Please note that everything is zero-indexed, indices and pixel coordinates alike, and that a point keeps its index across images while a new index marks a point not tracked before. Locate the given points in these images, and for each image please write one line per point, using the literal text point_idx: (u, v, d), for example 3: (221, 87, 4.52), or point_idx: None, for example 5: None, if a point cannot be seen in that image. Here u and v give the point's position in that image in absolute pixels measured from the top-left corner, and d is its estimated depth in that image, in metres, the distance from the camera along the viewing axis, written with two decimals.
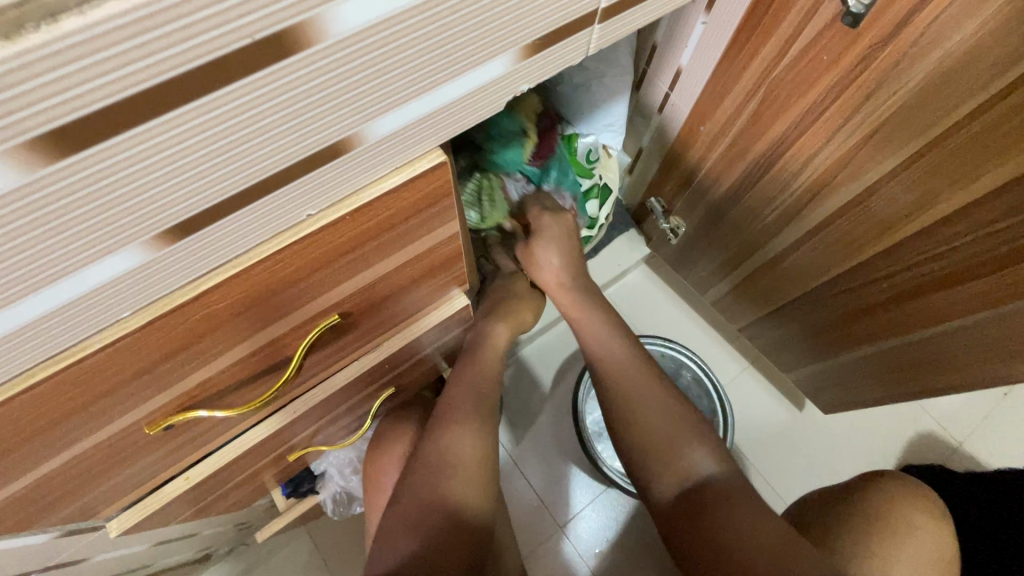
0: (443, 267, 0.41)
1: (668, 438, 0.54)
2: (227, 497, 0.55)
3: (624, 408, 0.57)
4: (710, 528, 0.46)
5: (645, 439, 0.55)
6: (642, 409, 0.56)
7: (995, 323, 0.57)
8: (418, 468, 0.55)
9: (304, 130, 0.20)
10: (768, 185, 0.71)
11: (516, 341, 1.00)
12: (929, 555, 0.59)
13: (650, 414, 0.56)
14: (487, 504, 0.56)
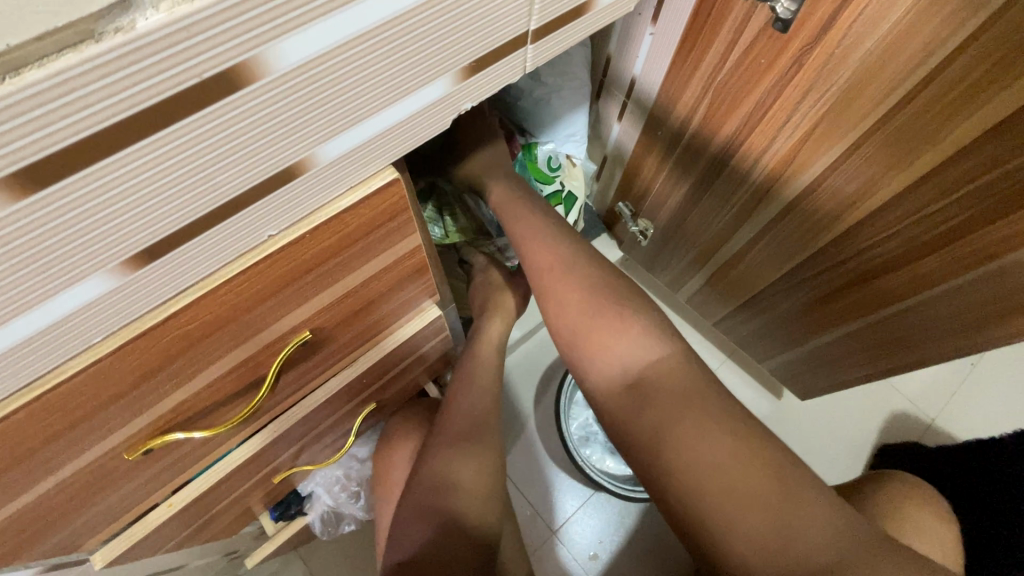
0: (411, 280, 0.43)
1: (600, 328, 0.52)
2: (213, 524, 0.55)
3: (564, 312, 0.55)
4: (660, 430, 0.44)
5: (586, 337, 0.53)
6: (577, 298, 0.55)
7: (947, 297, 0.61)
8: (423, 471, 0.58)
9: (257, 156, 0.22)
10: (725, 183, 0.74)
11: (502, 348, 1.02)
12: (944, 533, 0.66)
13: (589, 308, 0.54)
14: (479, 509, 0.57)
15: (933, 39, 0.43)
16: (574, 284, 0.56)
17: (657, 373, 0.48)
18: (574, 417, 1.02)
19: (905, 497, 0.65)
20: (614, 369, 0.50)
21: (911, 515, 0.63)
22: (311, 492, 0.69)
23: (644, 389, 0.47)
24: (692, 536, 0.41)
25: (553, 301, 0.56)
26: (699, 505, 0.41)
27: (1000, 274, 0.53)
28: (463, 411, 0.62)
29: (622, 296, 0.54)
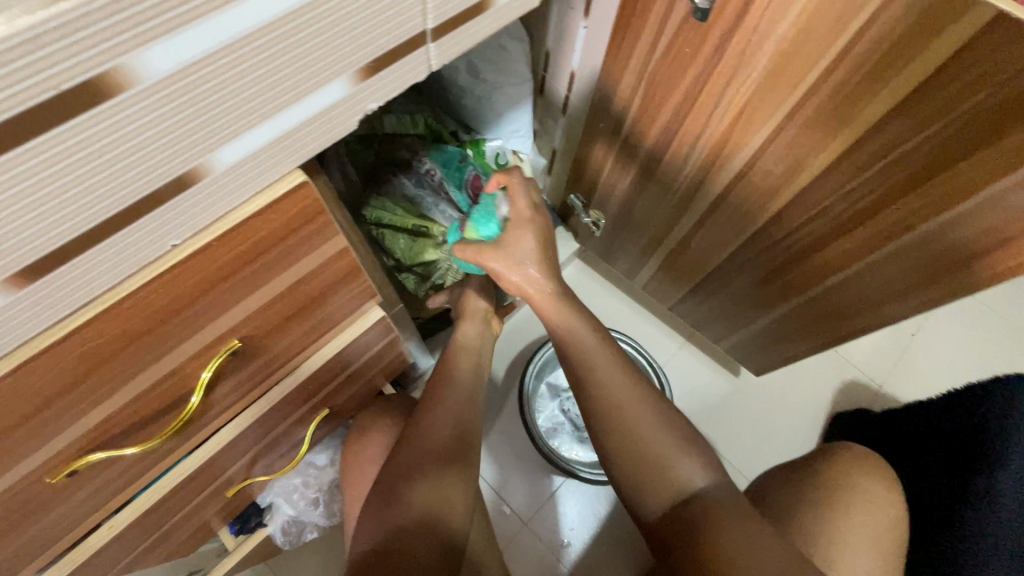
0: (345, 282, 0.43)
1: (659, 454, 0.54)
2: (165, 542, 0.54)
3: (618, 435, 0.56)
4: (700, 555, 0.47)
5: (636, 458, 0.54)
6: (634, 426, 0.55)
7: (878, 267, 0.64)
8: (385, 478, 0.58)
9: (141, 166, 0.22)
10: (666, 170, 0.76)
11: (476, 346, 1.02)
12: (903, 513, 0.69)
13: (642, 432, 0.55)
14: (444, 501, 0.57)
15: (836, 24, 0.45)
16: (632, 412, 0.56)
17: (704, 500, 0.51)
18: (541, 408, 1.04)
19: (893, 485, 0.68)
20: (670, 490, 0.53)
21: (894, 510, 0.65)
22: (272, 503, 0.67)
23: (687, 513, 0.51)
24: None
25: (608, 426, 0.56)
26: None
27: (925, 238, 0.56)
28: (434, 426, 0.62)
29: (672, 422, 0.56)
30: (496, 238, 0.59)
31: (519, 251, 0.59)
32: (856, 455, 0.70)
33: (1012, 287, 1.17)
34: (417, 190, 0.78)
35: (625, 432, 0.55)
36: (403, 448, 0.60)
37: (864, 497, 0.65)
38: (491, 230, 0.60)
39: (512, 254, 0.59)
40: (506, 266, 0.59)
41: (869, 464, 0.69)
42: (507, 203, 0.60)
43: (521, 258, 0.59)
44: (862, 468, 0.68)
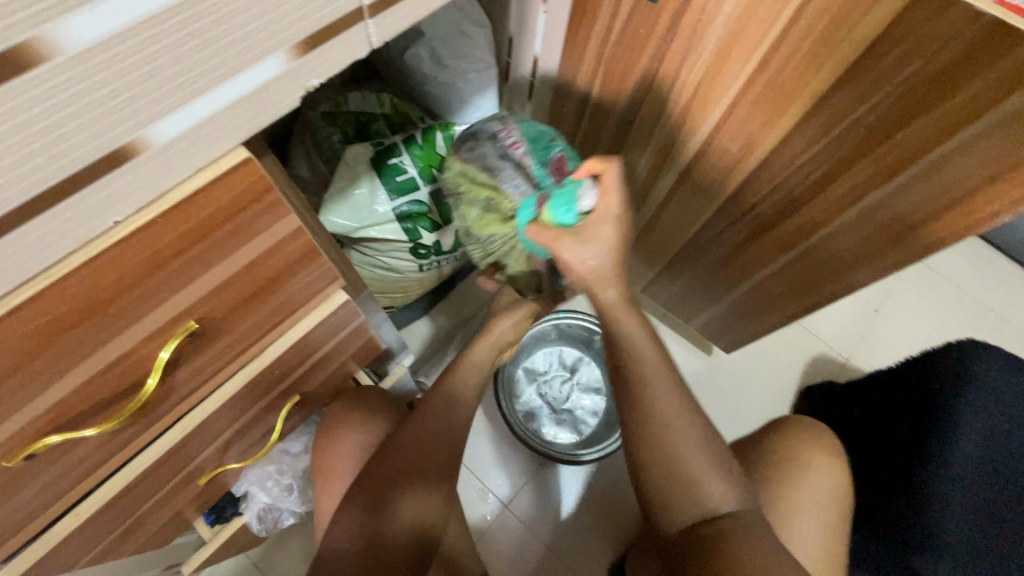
0: (304, 263, 0.43)
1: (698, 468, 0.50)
2: (137, 531, 0.54)
3: (654, 452, 0.51)
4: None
5: (670, 476, 0.50)
6: (682, 451, 0.50)
7: (833, 237, 0.66)
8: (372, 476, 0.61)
9: (72, 140, 0.22)
10: (630, 151, 0.78)
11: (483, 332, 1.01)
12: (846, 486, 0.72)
13: (684, 451, 0.50)
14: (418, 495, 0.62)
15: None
16: (677, 431, 0.51)
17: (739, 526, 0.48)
18: (519, 394, 1.05)
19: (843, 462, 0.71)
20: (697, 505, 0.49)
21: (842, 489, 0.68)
22: (246, 491, 0.67)
23: (710, 535, 0.48)
24: None
25: (646, 428, 0.51)
26: None
27: (873, 208, 0.58)
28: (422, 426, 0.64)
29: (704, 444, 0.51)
30: (573, 228, 0.53)
31: (599, 251, 0.53)
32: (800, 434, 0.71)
33: (970, 258, 1.20)
34: (499, 160, 0.62)
35: (661, 438, 0.51)
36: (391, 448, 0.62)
37: (799, 473, 0.66)
38: (570, 218, 0.54)
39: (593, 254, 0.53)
40: (575, 250, 0.53)
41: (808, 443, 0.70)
42: (593, 196, 0.54)
43: (597, 261, 0.54)
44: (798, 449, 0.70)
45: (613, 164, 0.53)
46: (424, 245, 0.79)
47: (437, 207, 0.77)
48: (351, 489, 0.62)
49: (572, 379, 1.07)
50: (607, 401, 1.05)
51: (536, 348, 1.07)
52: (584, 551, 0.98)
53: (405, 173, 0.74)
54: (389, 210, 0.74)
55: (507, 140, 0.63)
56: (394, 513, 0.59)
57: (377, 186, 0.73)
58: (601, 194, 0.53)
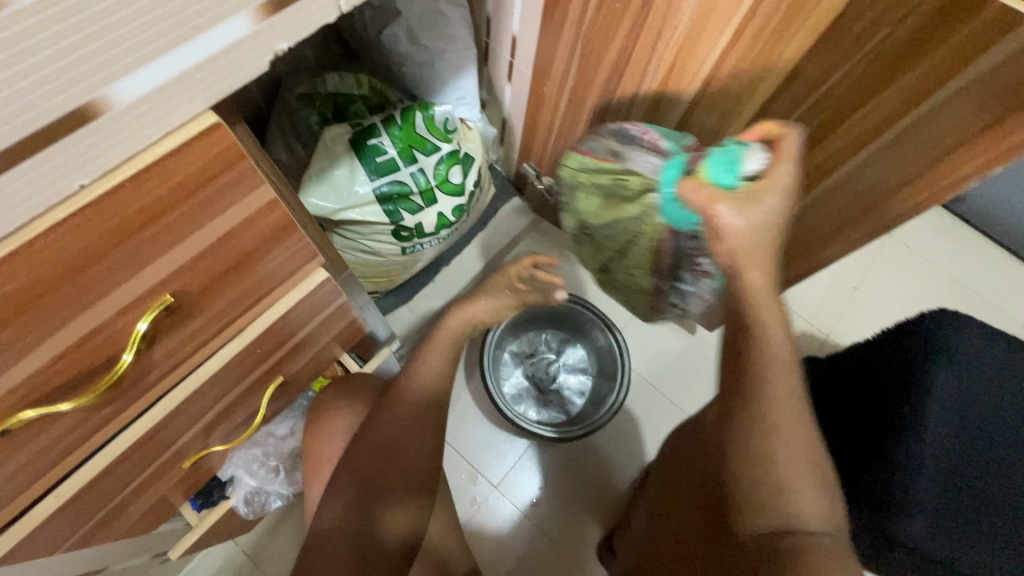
0: (280, 239, 0.43)
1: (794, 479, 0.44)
2: (120, 516, 0.54)
3: (751, 443, 0.45)
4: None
5: (763, 475, 0.45)
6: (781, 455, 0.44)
7: (811, 208, 0.67)
8: (356, 457, 0.62)
9: (28, 98, 0.22)
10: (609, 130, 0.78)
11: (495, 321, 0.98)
12: None
13: (784, 457, 0.44)
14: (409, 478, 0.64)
15: None
16: (784, 436, 0.45)
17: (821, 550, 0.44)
18: (506, 376, 1.06)
19: None
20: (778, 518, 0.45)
21: None
22: (232, 475, 0.67)
23: (789, 547, 0.44)
24: None
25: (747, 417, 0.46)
26: None
27: (849, 176, 0.59)
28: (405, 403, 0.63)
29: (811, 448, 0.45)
30: (735, 189, 0.46)
31: (762, 218, 0.45)
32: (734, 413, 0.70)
33: (944, 234, 1.23)
34: (624, 146, 0.66)
35: (768, 438, 0.45)
36: (368, 429, 0.63)
37: None
38: (729, 180, 0.47)
39: (753, 224, 0.45)
40: (731, 210, 0.45)
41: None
42: (762, 161, 0.47)
43: (756, 235, 0.45)
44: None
45: (794, 130, 0.47)
46: (406, 227, 0.79)
47: (418, 187, 0.77)
48: (337, 471, 0.63)
49: (556, 361, 1.08)
50: (593, 380, 1.06)
51: (522, 331, 1.08)
52: (571, 531, 1.00)
53: (384, 153, 0.74)
54: (369, 191, 0.74)
55: (637, 130, 0.67)
56: (381, 527, 0.61)
57: (356, 167, 0.73)
58: (773, 160, 0.46)
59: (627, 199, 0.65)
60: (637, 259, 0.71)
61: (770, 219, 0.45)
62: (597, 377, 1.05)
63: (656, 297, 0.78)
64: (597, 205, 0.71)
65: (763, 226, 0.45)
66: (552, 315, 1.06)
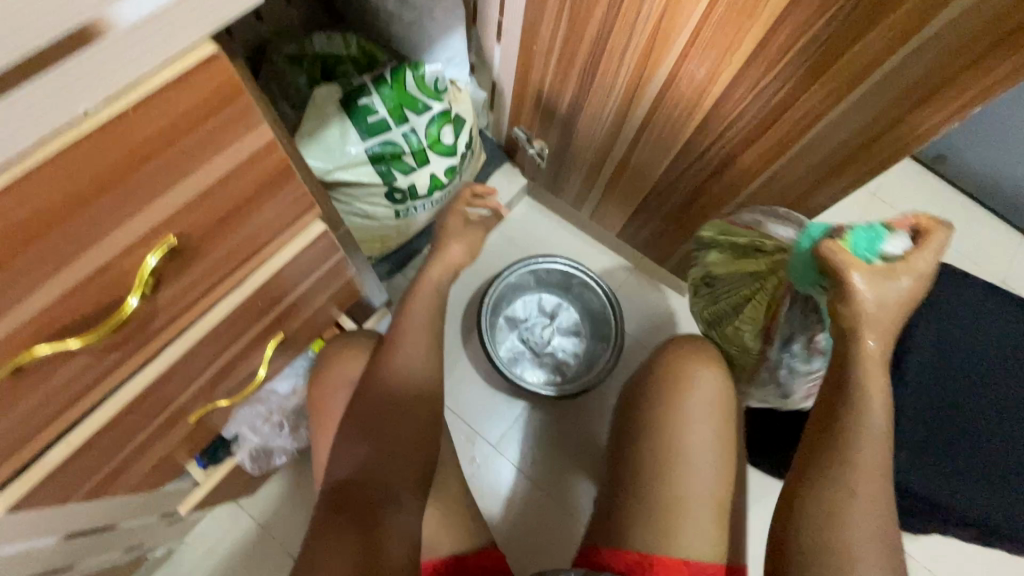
0: (277, 185, 0.43)
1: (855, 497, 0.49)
2: (128, 469, 0.55)
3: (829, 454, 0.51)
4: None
5: (828, 483, 0.50)
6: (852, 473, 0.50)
7: (799, 158, 0.68)
8: (360, 408, 0.62)
9: (35, 13, 0.22)
10: (599, 89, 0.78)
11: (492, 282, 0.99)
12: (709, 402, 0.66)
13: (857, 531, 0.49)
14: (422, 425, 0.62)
15: None
16: (862, 458, 0.50)
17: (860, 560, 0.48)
18: (502, 341, 1.08)
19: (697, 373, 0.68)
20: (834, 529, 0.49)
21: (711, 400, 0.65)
22: (236, 434, 0.68)
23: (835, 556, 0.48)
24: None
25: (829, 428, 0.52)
26: None
27: (837, 123, 0.60)
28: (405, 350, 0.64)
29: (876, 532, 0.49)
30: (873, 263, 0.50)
31: (897, 298, 0.49)
32: (673, 370, 0.66)
33: (925, 193, 1.25)
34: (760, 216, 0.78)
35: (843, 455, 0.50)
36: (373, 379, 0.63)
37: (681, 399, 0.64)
38: (869, 254, 0.51)
39: (886, 304, 0.50)
40: (867, 284, 0.49)
41: (688, 381, 0.65)
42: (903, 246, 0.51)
43: (882, 308, 0.50)
44: (674, 392, 0.65)
45: (943, 227, 0.51)
46: (400, 189, 0.79)
47: (410, 147, 0.77)
48: (343, 425, 0.63)
49: (551, 324, 1.09)
50: (587, 342, 1.08)
51: (516, 295, 1.09)
52: (561, 480, 1.02)
53: (375, 113, 0.74)
54: (362, 151, 0.74)
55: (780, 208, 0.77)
56: (395, 514, 0.56)
57: (348, 128, 0.73)
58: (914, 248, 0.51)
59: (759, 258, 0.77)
60: (749, 322, 0.81)
61: (898, 299, 0.50)
62: (590, 339, 1.07)
63: (754, 370, 0.83)
64: (722, 259, 0.84)
65: (892, 303, 0.50)
66: (546, 279, 1.08)
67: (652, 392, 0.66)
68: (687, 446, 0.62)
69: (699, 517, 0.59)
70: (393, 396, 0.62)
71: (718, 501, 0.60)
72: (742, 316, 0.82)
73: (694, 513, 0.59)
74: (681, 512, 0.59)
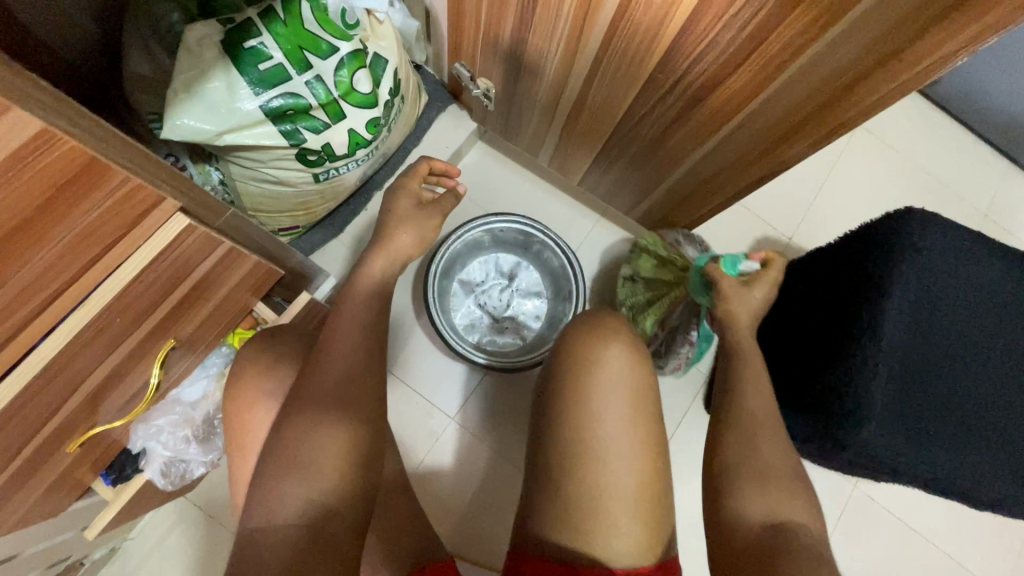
0: (86, 185, 0.33)
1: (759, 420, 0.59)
2: (3, 508, 0.48)
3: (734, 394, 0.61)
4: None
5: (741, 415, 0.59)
6: (746, 397, 0.60)
7: (768, 105, 0.57)
8: (278, 435, 0.52)
9: None
10: (543, 18, 0.64)
11: (440, 245, 0.89)
12: (618, 379, 0.58)
13: (764, 451, 0.56)
14: (370, 444, 0.55)
15: None
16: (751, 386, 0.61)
17: (757, 470, 0.55)
18: (457, 307, 0.99)
19: (603, 333, 0.60)
20: (739, 452, 0.57)
21: (631, 379, 0.58)
22: (145, 448, 0.61)
23: (736, 464, 0.56)
24: (720, 522, 0.55)
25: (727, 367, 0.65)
26: (732, 512, 0.54)
27: (818, 61, 0.49)
28: (338, 365, 0.56)
29: (782, 453, 0.57)
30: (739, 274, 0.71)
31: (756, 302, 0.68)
32: (581, 355, 0.59)
33: (911, 120, 1.15)
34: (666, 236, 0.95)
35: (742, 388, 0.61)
36: (304, 381, 0.54)
37: (590, 379, 0.58)
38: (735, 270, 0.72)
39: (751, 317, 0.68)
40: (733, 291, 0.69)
41: (600, 365, 0.58)
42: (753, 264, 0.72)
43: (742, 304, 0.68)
44: (579, 377, 0.58)
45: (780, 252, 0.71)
46: (312, 150, 0.67)
47: (317, 100, 0.64)
48: (261, 464, 0.52)
49: (509, 286, 1.01)
50: (548, 304, 1.00)
51: (471, 257, 1.00)
52: (513, 447, 0.97)
53: (268, 59, 0.60)
54: (256, 108, 0.61)
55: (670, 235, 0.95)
56: (324, 490, 0.50)
57: (234, 78, 0.59)
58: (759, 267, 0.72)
59: (665, 267, 0.92)
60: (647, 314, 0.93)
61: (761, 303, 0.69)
62: (552, 301, 1.00)
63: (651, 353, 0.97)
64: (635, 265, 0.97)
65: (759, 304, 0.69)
66: (502, 238, 0.99)
67: (565, 380, 0.59)
68: (601, 438, 0.56)
69: (619, 514, 0.54)
70: (313, 407, 0.53)
71: (638, 492, 0.55)
72: (646, 308, 0.94)
73: (616, 509, 0.55)
74: (603, 511, 0.54)
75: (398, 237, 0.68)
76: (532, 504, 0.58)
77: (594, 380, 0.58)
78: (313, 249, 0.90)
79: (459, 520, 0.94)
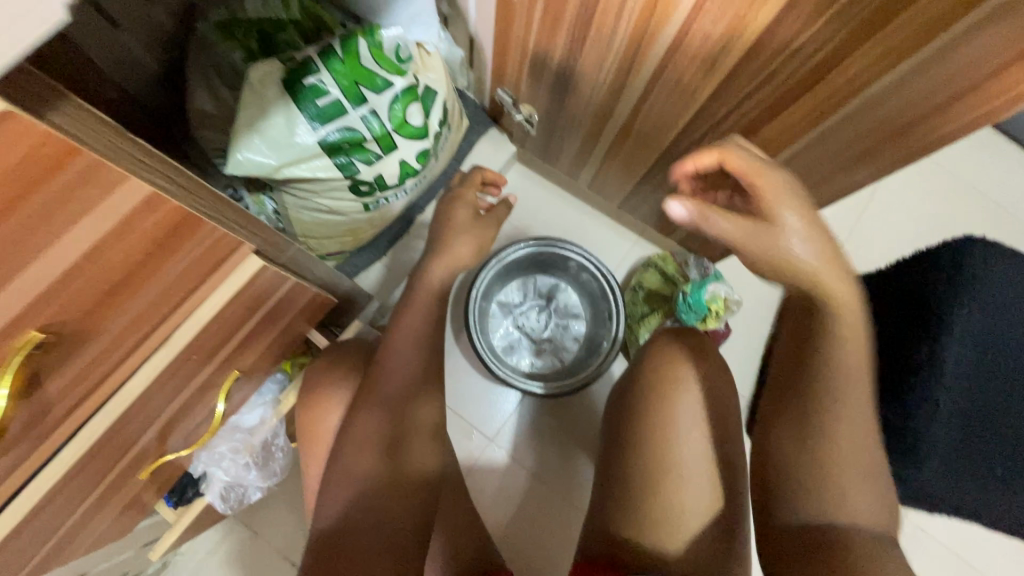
0: (181, 237, 0.34)
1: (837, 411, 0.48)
2: (81, 532, 0.50)
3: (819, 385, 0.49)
4: None
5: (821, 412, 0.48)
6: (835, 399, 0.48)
7: (831, 133, 0.56)
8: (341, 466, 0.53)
9: None
10: (594, 50, 0.64)
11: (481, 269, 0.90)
12: (687, 412, 0.57)
13: (835, 422, 0.48)
14: (425, 475, 0.55)
15: None
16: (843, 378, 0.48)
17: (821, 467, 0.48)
18: (496, 328, 1.00)
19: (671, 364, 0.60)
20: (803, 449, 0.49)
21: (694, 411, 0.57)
22: (205, 472, 0.64)
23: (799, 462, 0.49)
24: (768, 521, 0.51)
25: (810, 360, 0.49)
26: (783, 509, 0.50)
27: (886, 92, 0.48)
28: (395, 395, 0.56)
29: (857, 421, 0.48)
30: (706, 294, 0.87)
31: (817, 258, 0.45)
32: (654, 378, 0.59)
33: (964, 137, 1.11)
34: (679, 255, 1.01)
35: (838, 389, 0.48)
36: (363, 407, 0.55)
37: (660, 409, 0.58)
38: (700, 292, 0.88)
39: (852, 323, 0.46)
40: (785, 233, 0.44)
41: (674, 394, 0.58)
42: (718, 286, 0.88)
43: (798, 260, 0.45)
44: (648, 407, 0.58)
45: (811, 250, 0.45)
46: (365, 181, 0.70)
47: (372, 133, 0.66)
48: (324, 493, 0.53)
49: (548, 307, 1.01)
50: (588, 324, 1.00)
51: (510, 278, 1.00)
52: (558, 468, 0.97)
53: (326, 95, 0.62)
54: (315, 142, 0.63)
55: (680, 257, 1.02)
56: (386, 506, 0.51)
57: (294, 114, 0.61)
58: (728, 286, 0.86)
59: (668, 282, 0.99)
60: (642, 323, 0.99)
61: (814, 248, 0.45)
62: (591, 322, 0.99)
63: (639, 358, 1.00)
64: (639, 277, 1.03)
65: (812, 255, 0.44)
66: (542, 260, 0.99)
67: (637, 409, 0.59)
68: (667, 470, 0.56)
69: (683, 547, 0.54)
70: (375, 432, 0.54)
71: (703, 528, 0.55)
72: (643, 318, 0.99)
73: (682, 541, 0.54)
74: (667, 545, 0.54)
75: (449, 266, 0.68)
76: (597, 526, 0.57)
77: (662, 410, 0.58)
78: (358, 270, 0.93)
79: (504, 538, 0.94)
